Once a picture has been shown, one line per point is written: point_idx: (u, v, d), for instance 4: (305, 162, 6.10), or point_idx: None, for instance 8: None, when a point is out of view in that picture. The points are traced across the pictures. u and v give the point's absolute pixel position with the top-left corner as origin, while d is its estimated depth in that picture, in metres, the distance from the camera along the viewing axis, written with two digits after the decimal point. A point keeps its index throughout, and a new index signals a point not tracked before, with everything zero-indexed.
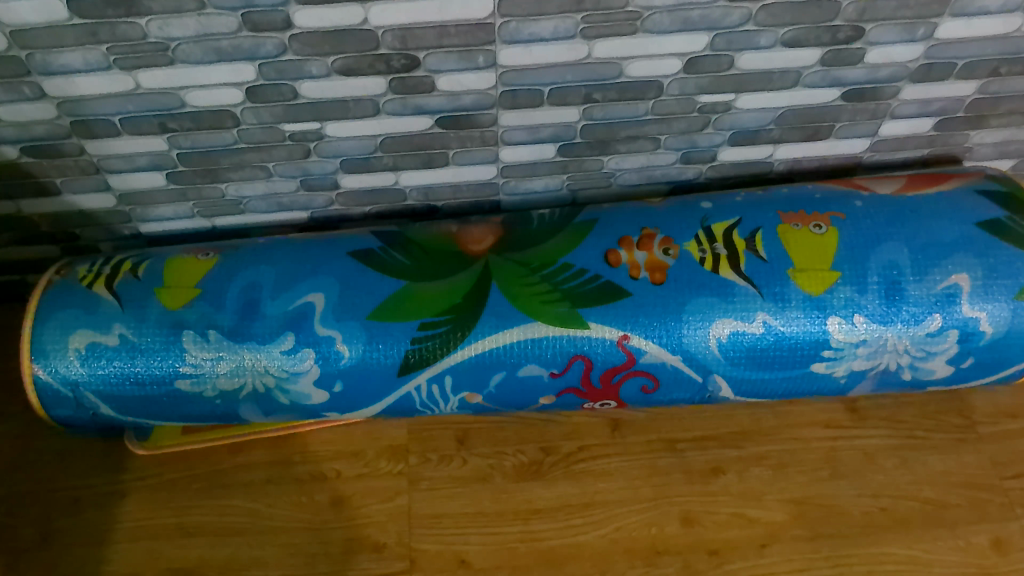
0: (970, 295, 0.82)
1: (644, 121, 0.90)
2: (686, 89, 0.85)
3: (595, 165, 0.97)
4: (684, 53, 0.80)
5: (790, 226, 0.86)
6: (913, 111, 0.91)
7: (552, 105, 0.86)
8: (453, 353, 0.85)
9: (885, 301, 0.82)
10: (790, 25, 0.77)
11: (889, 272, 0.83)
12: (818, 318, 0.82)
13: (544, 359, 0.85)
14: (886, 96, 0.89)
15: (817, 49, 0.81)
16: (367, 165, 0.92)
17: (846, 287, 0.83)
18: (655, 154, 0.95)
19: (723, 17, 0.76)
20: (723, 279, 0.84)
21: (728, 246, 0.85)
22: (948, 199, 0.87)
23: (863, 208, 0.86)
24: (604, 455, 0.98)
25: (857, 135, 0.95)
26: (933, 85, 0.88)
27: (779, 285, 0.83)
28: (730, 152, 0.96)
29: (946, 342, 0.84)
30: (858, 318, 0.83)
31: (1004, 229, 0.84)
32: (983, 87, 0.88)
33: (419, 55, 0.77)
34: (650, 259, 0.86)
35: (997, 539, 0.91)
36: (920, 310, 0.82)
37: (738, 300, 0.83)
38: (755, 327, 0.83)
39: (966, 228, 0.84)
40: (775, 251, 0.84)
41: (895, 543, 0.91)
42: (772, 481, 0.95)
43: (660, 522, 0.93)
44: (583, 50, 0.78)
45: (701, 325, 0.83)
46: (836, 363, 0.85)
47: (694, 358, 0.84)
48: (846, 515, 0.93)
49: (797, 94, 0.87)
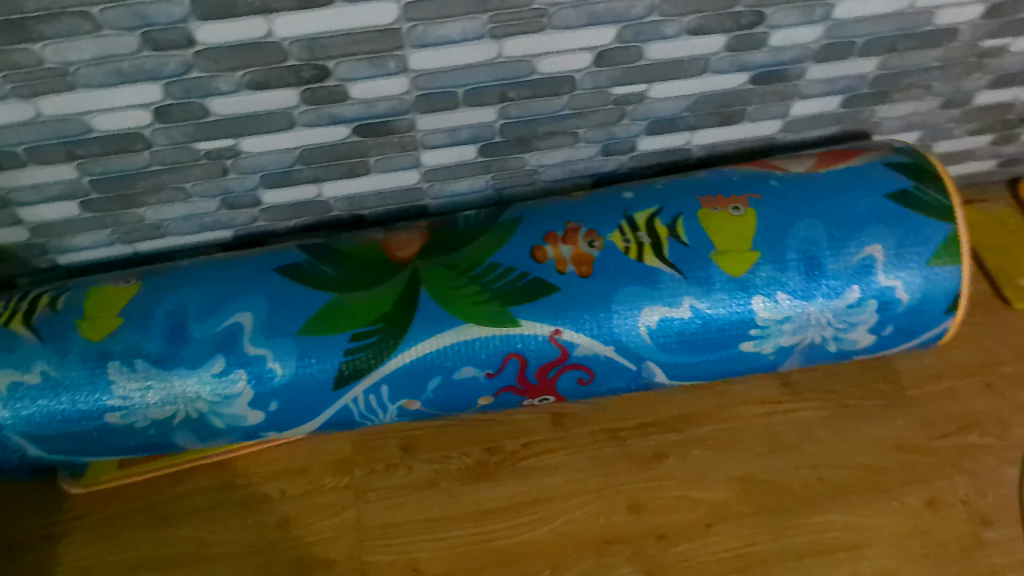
0: (885, 264, 0.84)
1: (561, 116, 0.90)
2: (599, 82, 0.86)
3: (516, 163, 0.97)
4: (593, 47, 0.81)
5: (709, 210, 0.87)
6: (819, 90, 0.94)
7: (469, 107, 0.86)
8: (387, 361, 0.85)
9: (805, 277, 0.84)
10: (693, 13, 0.79)
11: (807, 248, 0.85)
12: (742, 298, 0.84)
13: (479, 361, 0.85)
14: (793, 77, 0.91)
15: (721, 36, 0.83)
16: (288, 178, 0.91)
17: (766, 266, 0.84)
18: (575, 148, 0.96)
19: (628, 9, 0.77)
20: (648, 267, 0.85)
21: (651, 234, 0.86)
22: (859, 173, 0.88)
23: (778, 188, 0.88)
24: (549, 450, 0.98)
25: (769, 117, 0.97)
26: (836, 64, 0.90)
27: (703, 269, 0.84)
28: (648, 141, 0.97)
29: (866, 312, 0.86)
30: (780, 295, 0.84)
31: (913, 199, 0.86)
32: (883, 63, 0.91)
33: (329, 64, 0.76)
34: (575, 252, 0.86)
35: (929, 499, 0.90)
36: (838, 284, 0.84)
37: (665, 286, 0.84)
38: (683, 312, 0.84)
39: (877, 200, 0.86)
40: (697, 236, 0.86)
41: (834, 511, 0.90)
42: (714, 462, 0.95)
43: (607, 511, 0.93)
44: (493, 50, 0.79)
45: (631, 314, 0.84)
46: (764, 341, 0.87)
47: (626, 347, 0.85)
48: (786, 489, 0.92)
49: (707, 80, 0.89)
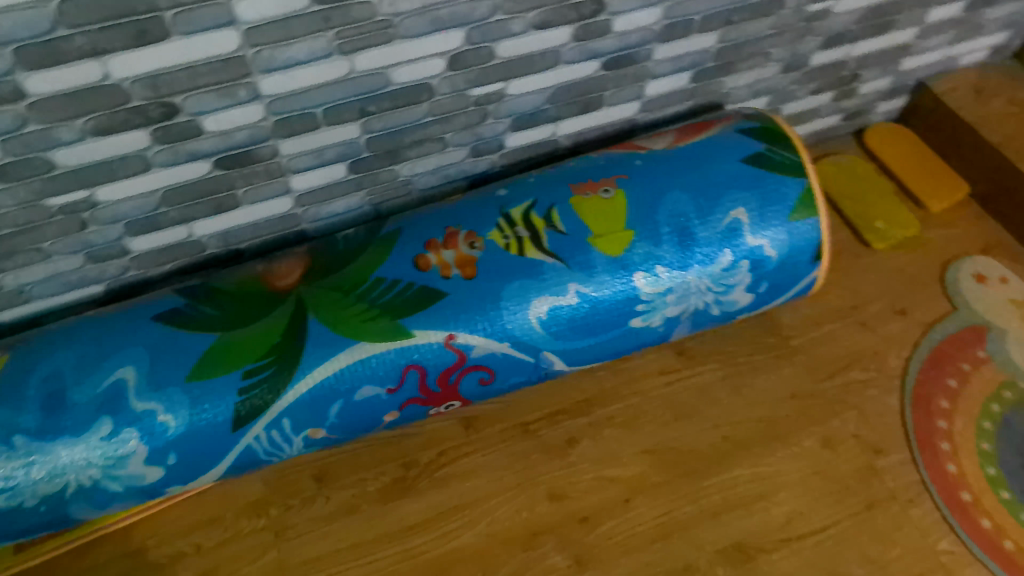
0: (750, 225, 0.88)
1: (425, 124, 0.91)
2: (456, 85, 0.87)
3: (389, 175, 0.96)
4: (445, 51, 0.82)
5: (581, 196, 0.89)
6: (668, 68, 0.98)
7: (330, 125, 0.85)
8: (284, 394, 0.83)
9: (679, 248, 0.87)
10: (535, 9, 0.81)
11: (678, 221, 0.88)
12: (624, 276, 0.86)
13: (378, 378, 0.85)
14: (642, 59, 0.94)
15: (567, 27, 0.85)
16: (153, 222, 0.87)
17: (642, 242, 0.87)
18: (445, 153, 0.97)
19: (472, 11, 0.78)
20: (530, 260, 0.86)
21: (528, 227, 0.88)
22: (715, 143, 0.93)
23: (643, 166, 0.91)
24: (464, 454, 0.97)
25: (626, 100, 1.00)
26: (679, 42, 0.94)
27: (582, 254, 0.86)
28: (515, 137, 0.99)
29: (741, 273, 0.89)
30: (659, 268, 0.87)
31: (767, 160, 0.91)
32: (723, 36, 0.96)
33: (176, 100, 0.74)
34: (457, 255, 0.87)
35: (825, 438, 0.93)
36: (711, 250, 0.88)
37: (549, 276, 0.85)
38: (570, 298, 0.85)
39: (735, 166, 0.90)
40: (572, 223, 0.87)
41: (742, 466, 0.92)
42: (625, 439, 0.96)
43: (529, 505, 0.93)
44: (344, 66, 0.78)
45: (520, 308, 0.85)
46: (651, 315, 0.89)
47: (520, 340, 0.86)
48: (694, 452, 0.94)
49: (560, 71, 0.91)
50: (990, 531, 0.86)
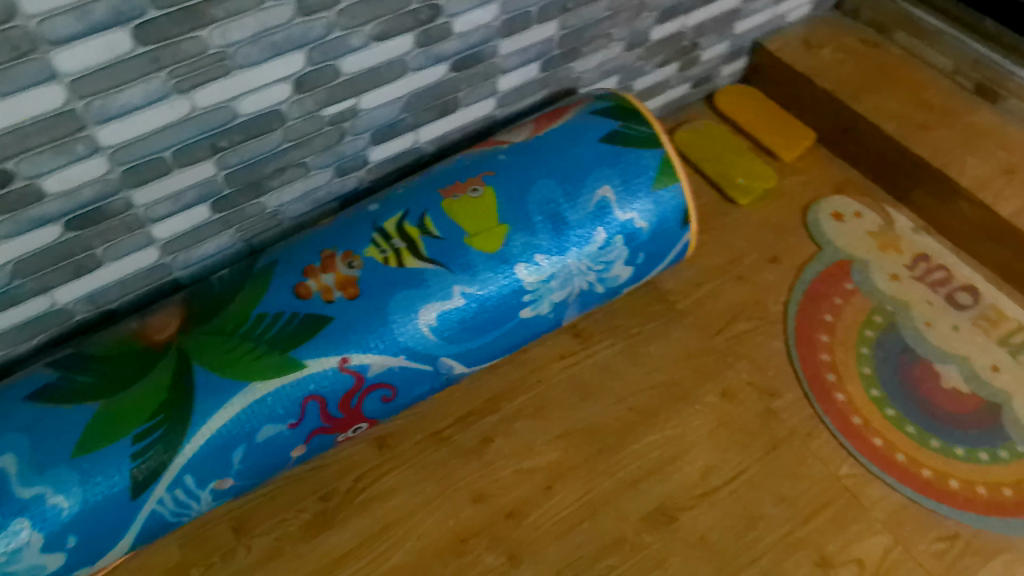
0: (618, 201, 0.91)
1: (283, 151, 0.89)
2: (307, 107, 0.86)
3: (255, 209, 0.94)
4: (289, 75, 0.81)
5: (451, 199, 0.89)
6: (516, 62, 0.99)
7: (183, 167, 0.82)
8: (182, 450, 0.80)
9: (554, 234, 0.89)
10: (372, 20, 0.81)
11: (549, 208, 0.89)
12: (506, 270, 0.87)
13: (278, 416, 0.83)
14: (488, 57, 0.96)
15: (407, 35, 0.86)
16: (9, 298, 0.82)
17: (518, 234, 0.88)
18: (309, 177, 0.95)
19: (308, 32, 0.78)
20: (411, 270, 0.86)
21: (404, 238, 0.87)
22: (572, 127, 0.95)
23: (506, 160, 0.92)
24: (383, 474, 0.92)
25: (481, 98, 1.01)
26: (522, 35, 0.96)
27: (462, 255, 0.86)
28: (378, 151, 0.98)
29: (617, 249, 0.92)
30: (539, 257, 0.88)
31: (623, 136, 0.94)
32: (562, 24, 0.98)
33: (8, 165, 0.70)
34: (337, 277, 0.86)
35: (725, 391, 0.94)
36: (585, 230, 0.90)
37: (432, 283, 0.85)
38: (456, 301, 0.86)
39: (594, 146, 0.93)
40: (447, 226, 0.88)
41: (653, 432, 0.92)
42: (536, 428, 0.94)
43: (455, 511, 0.89)
44: (185, 105, 0.76)
45: (409, 319, 0.85)
46: (539, 304, 0.90)
47: (415, 351, 0.86)
48: (605, 428, 0.93)
49: (410, 79, 0.91)
50: (883, 449, 0.89)
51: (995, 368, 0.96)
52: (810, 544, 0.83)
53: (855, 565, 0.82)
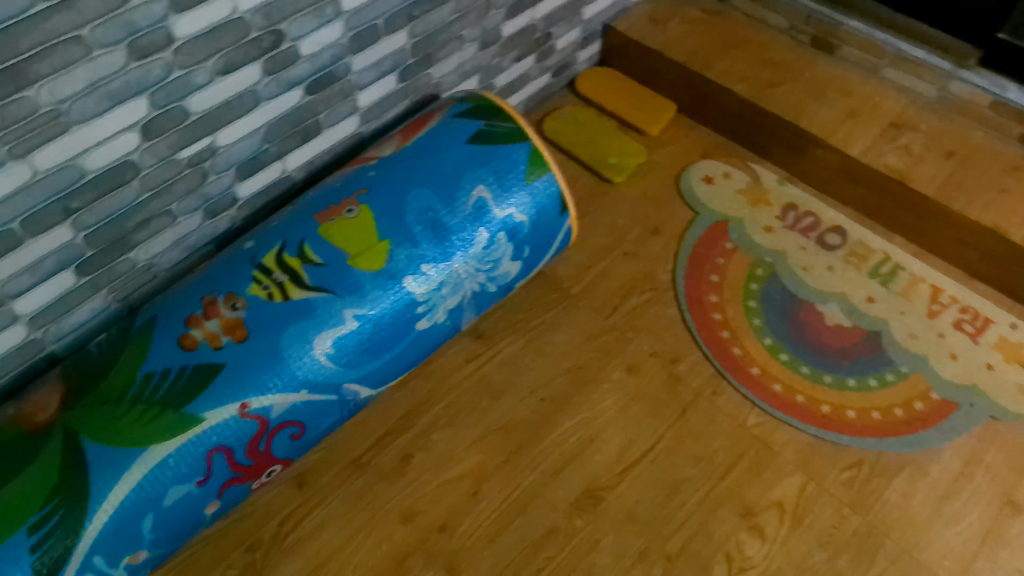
0: (494, 199, 0.92)
1: (143, 203, 0.84)
2: (161, 153, 0.82)
3: (125, 265, 0.88)
4: (135, 122, 0.77)
5: (328, 223, 0.87)
6: (372, 76, 0.98)
7: (36, 236, 0.77)
8: (85, 532, 0.73)
9: (437, 241, 0.88)
10: (214, 54, 0.79)
11: (427, 217, 0.89)
12: (395, 286, 0.86)
13: (183, 476, 0.78)
14: (343, 75, 0.94)
15: (254, 65, 0.84)
16: None
17: (401, 248, 0.87)
18: (178, 224, 0.90)
19: (146, 75, 0.75)
20: (297, 301, 0.83)
21: (285, 270, 0.85)
22: (438, 132, 0.95)
23: (378, 175, 0.91)
24: (309, 511, 0.87)
25: (343, 117, 1.00)
26: (373, 49, 0.95)
27: (348, 278, 0.84)
28: (247, 186, 0.95)
29: (502, 246, 0.93)
30: (426, 267, 0.88)
31: (489, 135, 0.94)
32: (412, 32, 0.98)
33: None
34: (222, 322, 0.82)
35: (629, 365, 0.96)
36: (467, 233, 0.90)
37: (322, 311, 0.83)
38: (350, 325, 0.84)
39: (463, 149, 0.93)
40: (327, 251, 0.85)
41: (568, 418, 0.92)
42: (454, 437, 0.92)
43: (387, 534, 0.86)
44: (25, 170, 0.72)
45: (304, 351, 0.82)
46: (434, 313, 0.90)
47: (316, 383, 0.83)
48: (522, 423, 0.92)
49: (266, 109, 0.89)
50: (782, 393, 0.93)
51: (870, 299, 1.02)
52: (732, 497, 0.86)
53: (776, 508, 0.85)
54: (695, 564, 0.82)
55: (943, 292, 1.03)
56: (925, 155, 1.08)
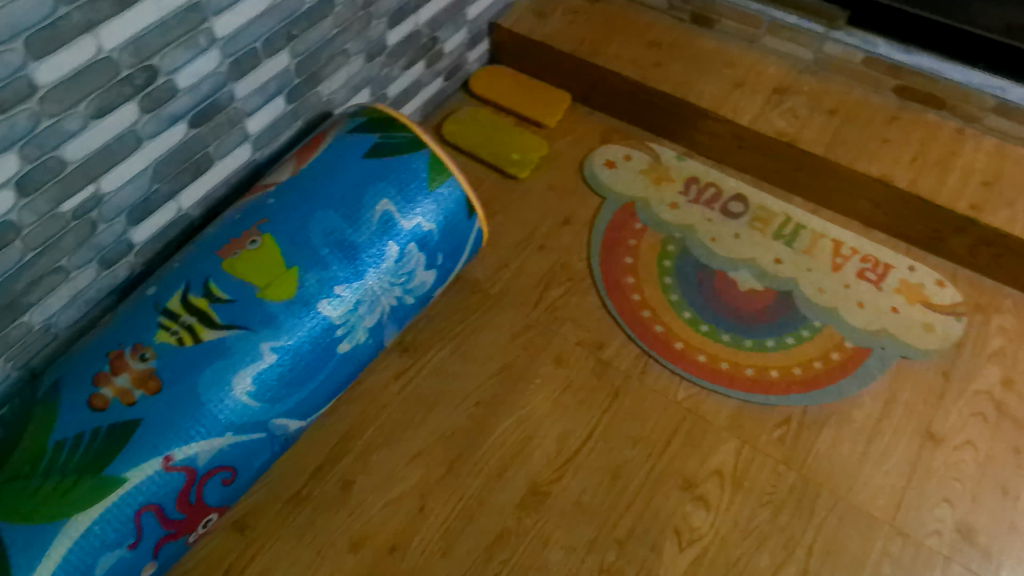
0: (400, 210, 0.90)
1: (29, 263, 0.79)
2: (41, 208, 0.77)
3: (20, 331, 0.83)
4: (7, 180, 0.73)
5: (231, 258, 0.84)
6: (259, 101, 0.95)
7: None
8: None
9: (347, 262, 0.87)
10: (83, 99, 0.75)
11: (334, 238, 0.87)
12: (310, 312, 0.84)
13: (112, 542, 0.73)
14: (227, 103, 0.91)
15: (129, 105, 0.80)
16: None
17: (310, 273, 0.85)
18: (71, 280, 0.85)
19: (11, 128, 0.70)
20: (210, 342, 0.80)
21: (193, 312, 0.81)
22: (334, 151, 0.93)
23: (277, 202, 0.88)
24: (253, 555, 0.83)
25: (235, 146, 0.96)
26: (255, 73, 0.92)
27: (260, 311, 0.82)
28: (141, 230, 0.90)
29: (414, 257, 0.92)
30: (339, 289, 0.86)
31: (386, 147, 0.93)
32: (293, 52, 0.96)
33: None
34: (132, 376, 0.77)
35: (558, 357, 0.97)
36: (377, 249, 0.88)
37: (237, 349, 0.80)
38: (268, 359, 0.81)
39: (361, 164, 0.91)
40: (234, 287, 0.83)
41: (504, 418, 0.92)
42: (393, 455, 0.90)
43: (338, 565, 0.83)
44: None
45: (224, 393, 0.79)
46: (354, 334, 0.88)
47: (241, 423, 0.80)
48: (459, 430, 0.91)
49: (150, 148, 0.85)
50: (708, 363, 0.95)
51: (778, 260, 1.05)
52: (673, 472, 0.87)
53: (716, 476, 0.87)
54: (646, 543, 0.83)
55: (843, 245, 1.07)
56: (810, 116, 1.12)
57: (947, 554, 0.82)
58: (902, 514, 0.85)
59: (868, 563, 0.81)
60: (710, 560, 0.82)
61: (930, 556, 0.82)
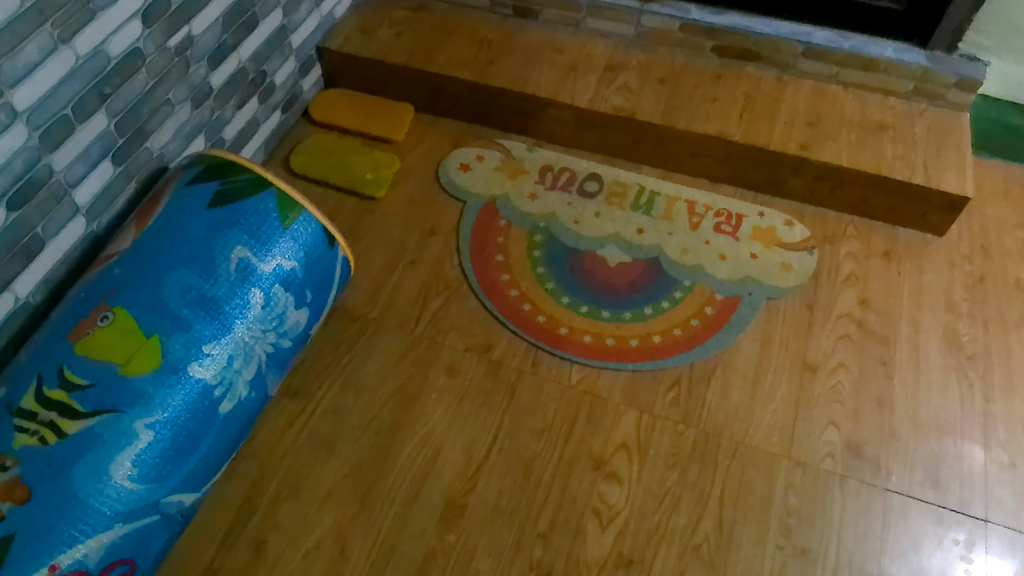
0: (256, 255, 0.87)
1: None
2: None
3: None
4: None
5: (83, 340, 0.79)
6: (83, 168, 0.90)
7: None
8: None
9: (211, 318, 0.83)
10: None
11: (191, 296, 0.83)
12: (181, 379, 0.80)
13: None
14: (47, 177, 0.85)
15: None
16: None
17: (173, 338, 0.81)
18: None
19: None
20: (76, 434, 0.74)
21: (52, 406, 0.75)
22: (174, 206, 0.88)
23: (123, 271, 0.83)
24: None
25: (66, 221, 0.90)
26: (72, 140, 0.87)
27: (126, 390, 0.77)
28: None
29: (281, 299, 0.89)
30: (208, 348, 0.82)
31: (229, 193, 0.90)
32: (110, 111, 0.90)
33: None
34: None
35: (449, 367, 0.97)
36: (240, 299, 0.85)
37: (108, 434, 0.75)
38: (145, 437, 0.77)
39: (206, 215, 0.88)
40: (92, 370, 0.77)
41: (408, 441, 0.91)
42: (301, 504, 0.87)
43: None
44: None
45: (103, 484, 0.74)
46: (234, 391, 0.84)
47: (129, 511, 0.75)
48: (365, 463, 0.89)
49: None
50: (594, 342, 0.97)
51: (641, 230, 1.09)
52: (581, 455, 0.89)
53: (622, 450, 0.89)
54: (569, 531, 0.84)
55: (697, 204, 1.12)
56: (643, 89, 1.17)
57: (842, 473, 0.88)
58: (797, 445, 0.89)
59: (775, 499, 0.86)
60: (632, 532, 0.84)
61: (828, 478, 0.87)
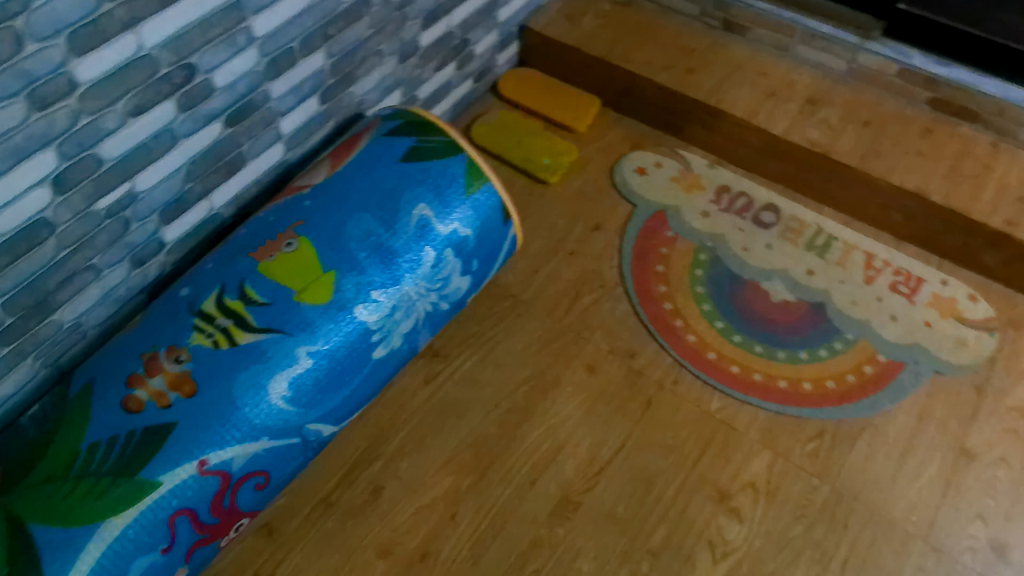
0: (437, 215, 0.90)
1: (62, 260, 0.77)
2: (76, 207, 0.76)
3: (50, 329, 0.81)
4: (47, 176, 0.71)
5: (267, 261, 0.84)
6: (293, 101, 0.94)
7: None
8: None
9: (384, 266, 0.86)
10: (122, 96, 0.73)
11: (370, 241, 0.86)
12: (346, 317, 0.83)
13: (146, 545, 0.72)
14: (262, 103, 0.90)
15: (167, 102, 0.79)
16: None
17: (346, 277, 0.84)
18: (102, 279, 0.84)
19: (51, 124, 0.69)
20: (245, 346, 0.79)
21: (229, 315, 0.80)
22: (369, 153, 0.92)
23: (313, 204, 0.88)
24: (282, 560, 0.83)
25: (268, 146, 0.95)
26: (291, 73, 0.91)
27: (297, 315, 0.81)
28: (172, 229, 0.89)
29: (450, 262, 0.91)
30: (376, 293, 0.85)
31: (422, 151, 0.92)
32: (329, 52, 0.95)
33: None
34: (167, 378, 0.76)
35: (589, 364, 0.96)
36: (413, 254, 0.88)
37: (273, 353, 0.79)
38: (304, 363, 0.81)
39: (397, 168, 0.91)
40: (271, 290, 0.82)
41: (536, 426, 0.92)
42: (423, 461, 0.89)
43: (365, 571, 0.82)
44: None
45: (260, 398, 0.78)
46: (389, 339, 0.87)
47: (275, 429, 0.79)
48: (491, 437, 0.91)
49: (185, 146, 0.84)
50: (740, 374, 0.95)
51: (811, 272, 1.05)
52: (706, 483, 0.87)
53: (749, 489, 0.87)
54: (680, 555, 0.82)
55: (876, 258, 1.07)
56: (843, 128, 1.12)
57: (981, 572, 0.82)
58: (936, 530, 0.84)
59: None
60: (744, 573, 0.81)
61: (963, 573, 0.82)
